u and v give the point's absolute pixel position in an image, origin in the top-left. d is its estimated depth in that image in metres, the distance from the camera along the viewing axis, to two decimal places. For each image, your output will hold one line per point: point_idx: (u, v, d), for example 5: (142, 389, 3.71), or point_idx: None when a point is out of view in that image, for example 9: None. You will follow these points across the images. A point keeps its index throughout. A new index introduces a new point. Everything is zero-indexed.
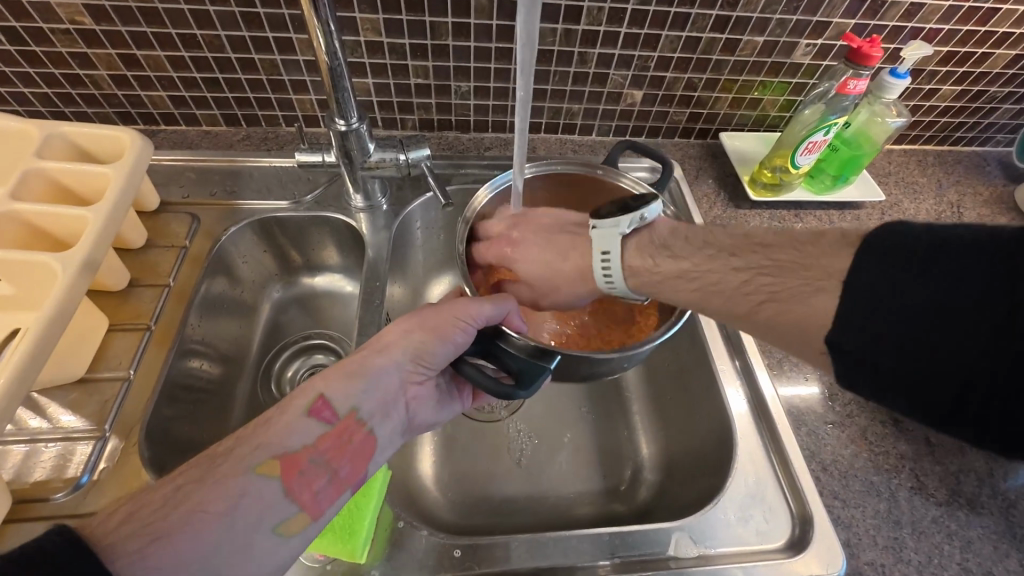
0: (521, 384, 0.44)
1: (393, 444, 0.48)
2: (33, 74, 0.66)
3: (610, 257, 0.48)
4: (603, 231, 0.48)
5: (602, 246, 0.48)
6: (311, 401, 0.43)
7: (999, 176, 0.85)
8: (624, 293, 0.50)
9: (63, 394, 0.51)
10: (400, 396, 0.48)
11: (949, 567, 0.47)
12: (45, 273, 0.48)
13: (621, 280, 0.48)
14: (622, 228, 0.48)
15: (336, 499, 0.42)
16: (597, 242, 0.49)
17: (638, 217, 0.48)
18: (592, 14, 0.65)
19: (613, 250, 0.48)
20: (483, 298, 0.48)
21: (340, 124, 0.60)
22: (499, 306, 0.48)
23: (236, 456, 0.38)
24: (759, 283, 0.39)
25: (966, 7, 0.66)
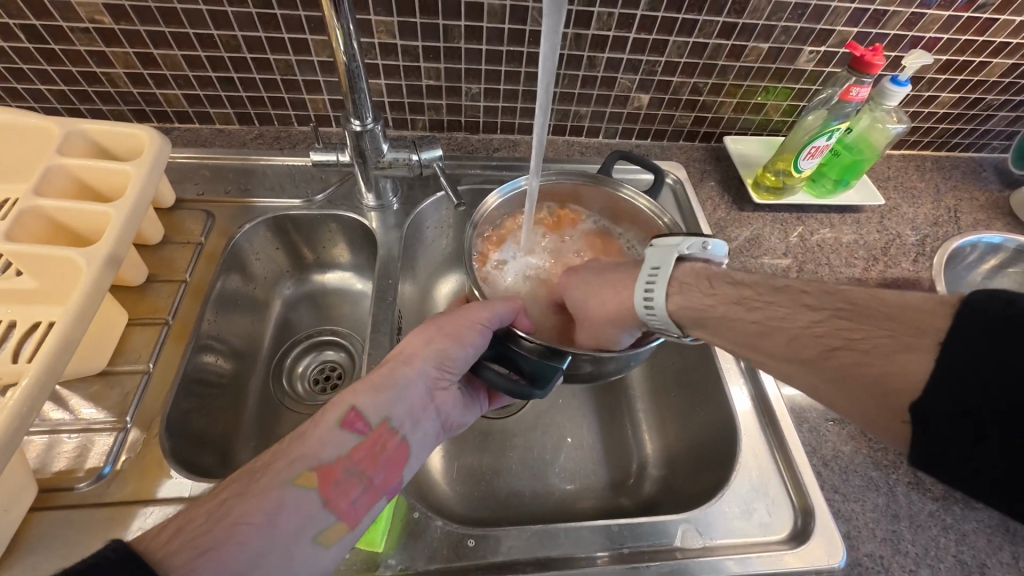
0: (538, 383, 0.46)
1: (425, 450, 0.49)
2: (51, 71, 0.67)
3: (658, 274, 0.48)
4: (659, 250, 0.49)
5: (656, 262, 0.49)
6: (343, 413, 0.44)
7: (994, 182, 0.87)
8: (662, 323, 0.47)
9: (84, 386, 0.52)
10: (428, 404, 0.49)
11: (944, 559, 0.49)
12: (70, 267, 0.49)
13: (662, 304, 0.46)
14: (682, 250, 0.48)
15: (372, 507, 0.43)
16: (652, 257, 0.49)
17: (700, 244, 0.48)
18: (602, 20, 0.66)
19: (664, 267, 0.48)
20: (491, 301, 0.50)
21: (355, 125, 0.61)
22: (506, 308, 0.50)
23: (275, 470, 0.39)
24: (832, 325, 0.38)
25: (965, 17, 0.68)
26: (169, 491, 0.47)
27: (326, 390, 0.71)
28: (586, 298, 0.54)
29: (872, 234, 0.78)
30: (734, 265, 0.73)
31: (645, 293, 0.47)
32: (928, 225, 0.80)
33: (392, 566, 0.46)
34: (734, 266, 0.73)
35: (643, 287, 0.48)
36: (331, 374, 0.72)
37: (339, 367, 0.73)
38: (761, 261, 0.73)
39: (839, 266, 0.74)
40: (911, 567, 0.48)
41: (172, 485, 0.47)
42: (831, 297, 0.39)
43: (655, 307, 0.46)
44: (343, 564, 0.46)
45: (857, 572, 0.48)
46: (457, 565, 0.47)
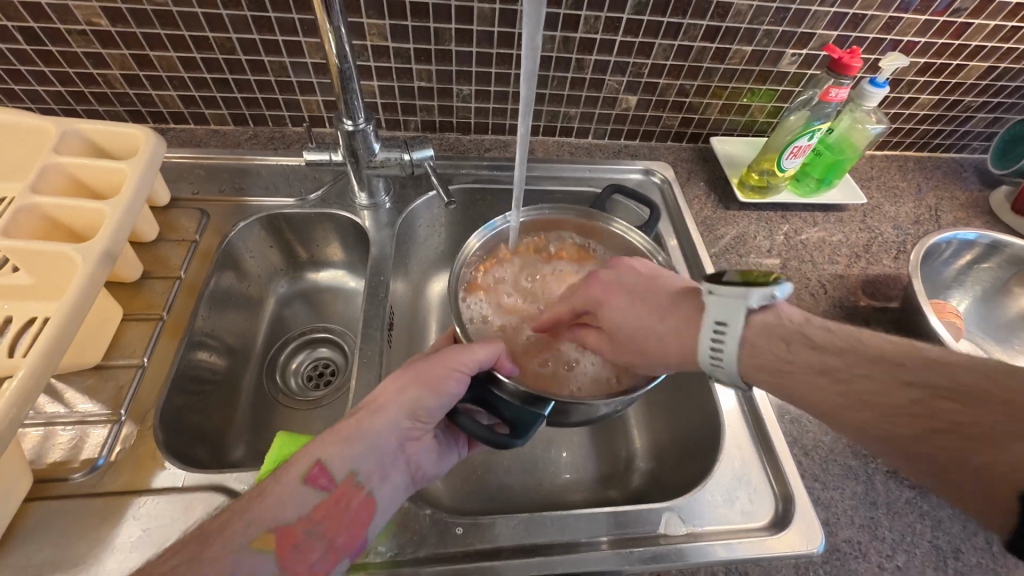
0: (516, 432, 0.46)
1: (395, 504, 0.47)
2: (48, 73, 0.68)
3: (728, 331, 0.41)
4: (722, 300, 0.41)
5: (720, 314, 0.41)
6: (307, 468, 0.42)
7: (975, 182, 0.89)
8: (731, 379, 0.42)
9: (79, 380, 0.53)
10: (400, 455, 0.46)
11: (920, 544, 0.50)
12: (66, 263, 0.50)
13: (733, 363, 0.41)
14: (751, 304, 0.40)
15: (333, 567, 0.42)
16: (715, 309, 0.42)
17: (768, 294, 0.41)
18: (588, 23, 0.68)
19: (734, 323, 0.41)
20: (473, 345, 0.48)
21: (348, 124, 0.62)
22: (487, 353, 0.47)
23: (229, 535, 0.37)
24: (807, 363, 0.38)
25: (941, 21, 0.70)
26: (163, 482, 0.48)
27: (318, 386, 0.72)
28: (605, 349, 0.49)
29: (854, 231, 0.80)
30: (720, 263, 0.74)
31: (709, 351, 0.42)
32: (910, 223, 0.82)
33: (382, 552, 0.47)
34: (720, 263, 0.74)
35: (710, 346, 0.41)
36: (325, 370, 0.73)
37: (333, 364, 0.74)
38: (747, 259, 0.75)
39: (822, 264, 0.76)
40: (887, 552, 0.50)
41: (167, 476, 0.48)
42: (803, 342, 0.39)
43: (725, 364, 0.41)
44: None
45: (835, 557, 0.49)
46: (446, 552, 0.48)
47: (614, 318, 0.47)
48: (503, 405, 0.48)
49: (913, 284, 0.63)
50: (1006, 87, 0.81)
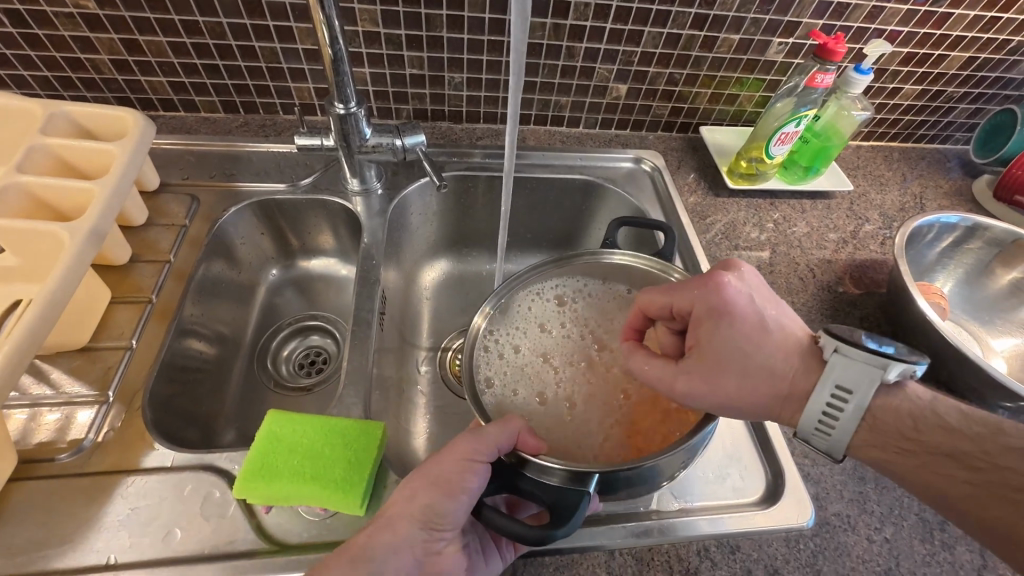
0: (561, 518, 0.39)
1: None
2: (34, 57, 0.67)
3: (850, 398, 0.43)
4: (848, 366, 0.43)
5: (847, 380, 0.43)
6: None
7: (958, 171, 0.91)
8: (829, 445, 0.45)
9: (66, 361, 0.52)
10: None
11: (907, 518, 0.51)
12: (53, 242, 0.49)
13: (841, 433, 0.44)
14: (888, 376, 0.42)
15: None
16: (841, 375, 0.43)
17: (904, 371, 0.42)
18: (579, 10, 0.69)
19: (860, 392, 0.43)
20: (484, 429, 0.43)
21: (339, 108, 0.62)
22: (502, 435, 0.43)
23: None
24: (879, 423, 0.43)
25: (922, 12, 0.71)
26: (152, 462, 0.47)
27: (310, 373, 0.72)
28: (708, 387, 0.44)
29: (841, 218, 0.82)
30: (710, 249, 0.75)
31: (823, 411, 0.44)
32: (895, 211, 0.84)
33: None
34: (710, 249, 0.75)
35: (823, 410, 0.44)
36: (316, 358, 0.73)
37: (325, 352, 0.74)
38: (737, 245, 0.76)
39: (810, 249, 0.77)
40: (876, 525, 0.50)
41: (157, 456, 0.48)
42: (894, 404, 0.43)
43: (830, 431, 0.44)
44: (326, 529, 0.45)
45: (825, 531, 0.50)
46: None
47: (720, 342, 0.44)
48: (538, 488, 0.41)
49: (899, 265, 0.64)
50: (986, 77, 0.82)
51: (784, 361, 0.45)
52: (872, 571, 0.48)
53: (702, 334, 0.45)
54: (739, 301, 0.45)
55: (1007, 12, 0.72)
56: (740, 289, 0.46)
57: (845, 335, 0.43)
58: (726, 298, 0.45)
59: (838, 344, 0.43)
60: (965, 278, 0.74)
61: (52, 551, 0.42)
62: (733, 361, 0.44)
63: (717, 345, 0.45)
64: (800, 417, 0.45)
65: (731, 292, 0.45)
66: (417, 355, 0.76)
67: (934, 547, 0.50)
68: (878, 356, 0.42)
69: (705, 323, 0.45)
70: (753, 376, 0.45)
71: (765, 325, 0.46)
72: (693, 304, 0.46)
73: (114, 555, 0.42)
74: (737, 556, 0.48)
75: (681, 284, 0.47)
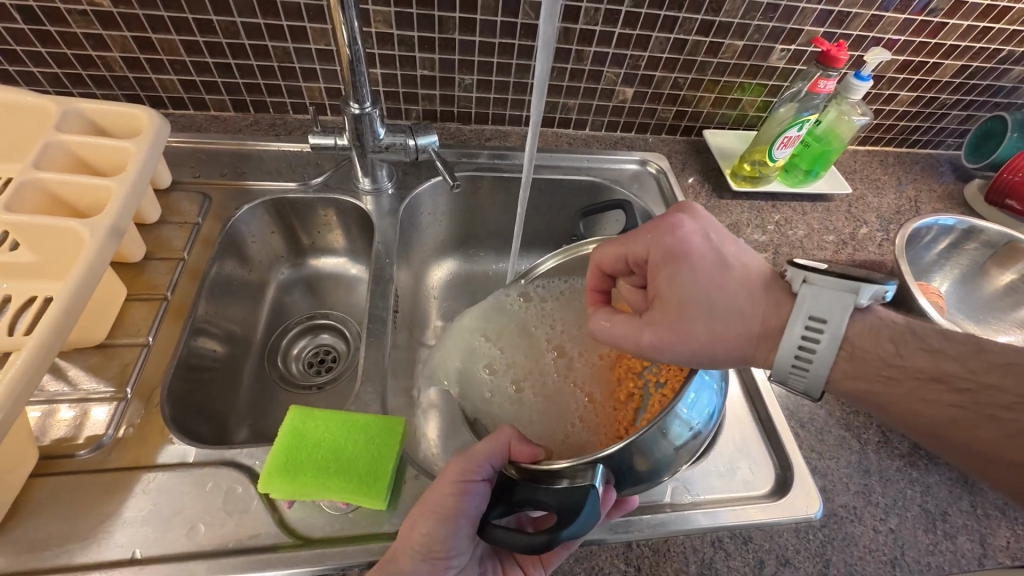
0: (566, 519, 0.37)
1: None
2: (45, 54, 0.67)
3: (825, 327, 0.43)
4: (819, 297, 0.43)
5: (820, 310, 0.43)
6: None
7: (950, 176, 0.94)
8: (808, 382, 0.44)
9: (82, 358, 0.52)
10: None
11: (911, 508, 0.53)
12: (71, 238, 0.49)
13: (818, 369, 0.43)
14: (860, 300, 0.42)
15: None
16: (814, 304, 0.43)
17: (875, 294, 0.42)
18: (589, 14, 0.70)
19: (834, 319, 0.42)
20: (472, 449, 0.43)
21: (354, 108, 0.63)
22: (492, 453, 0.43)
23: None
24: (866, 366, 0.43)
25: (918, 21, 0.74)
26: (171, 458, 0.47)
27: (320, 371, 0.72)
28: (676, 332, 0.44)
29: (840, 220, 0.84)
30: None
31: (799, 347, 0.43)
32: (892, 214, 0.86)
33: (395, 523, 0.46)
34: None
35: (799, 347, 0.43)
36: (326, 357, 0.73)
37: (335, 351, 0.74)
38: None
39: (811, 251, 0.79)
40: (881, 516, 0.52)
41: (175, 452, 0.48)
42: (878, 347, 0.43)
43: (808, 369, 0.43)
44: (348, 523, 0.46)
45: (833, 522, 0.52)
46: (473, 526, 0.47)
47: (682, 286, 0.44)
48: (535, 492, 0.40)
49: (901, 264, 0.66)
50: (978, 85, 0.85)
51: (753, 298, 0.44)
52: (878, 560, 0.50)
53: (661, 279, 0.46)
54: (693, 242, 0.46)
55: (999, 22, 0.75)
56: (695, 231, 0.47)
57: (811, 265, 0.43)
58: (678, 240, 0.46)
59: (806, 275, 0.43)
60: (962, 278, 0.77)
61: (76, 546, 0.42)
62: (697, 302, 0.44)
63: (676, 285, 0.45)
64: (776, 358, 0.44)
65: (683, 233, 0.46)
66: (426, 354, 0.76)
67: (937, 536, 0.52)
68: (848, 280, 0.42)
69: (661, 267, 0.46)
70: (724, 318, 0.44)
71: (724, 263, 0.45)
72: (649, 251, 0.47)
73: (139, 550, 0.43)
74: (749, 547, 0.49)
75: (635, 233, 0.49)
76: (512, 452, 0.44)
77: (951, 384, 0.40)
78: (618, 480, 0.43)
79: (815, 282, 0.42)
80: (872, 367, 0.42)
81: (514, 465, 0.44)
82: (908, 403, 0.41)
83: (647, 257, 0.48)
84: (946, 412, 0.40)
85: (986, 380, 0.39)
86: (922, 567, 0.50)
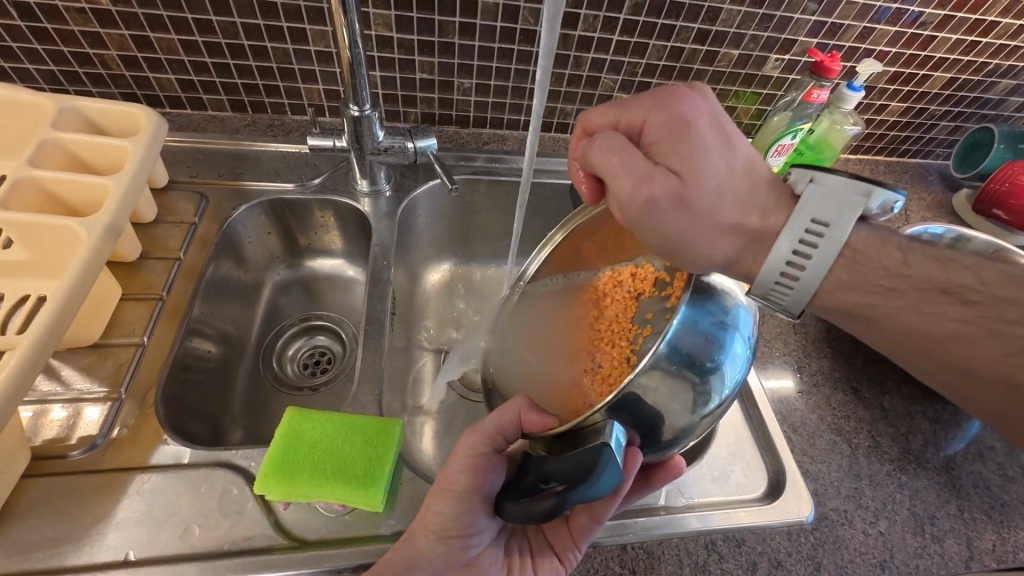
0: (579, 483, 0.36)
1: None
2: (41, 51, 0.66)
3: (826, 232, 0.38)
4: (822, 199, 0.38)
5: (824, 213, 0.38)
6: None
7: (939, 185, 0.95)
8: (790, 299, 0.41)
9: (76, 358, 0.52)
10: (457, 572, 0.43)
11: (900, 512, 0.54)
12: (67, 237, 0.49)
13: (802, 285, 0.40)
14: (869, 206, 0.38)
15: None
16: (818, 204, 0.38)
17: (885, 205, 0.38)
18: (588, 21, 0.71)
19: (839, 224, 0.38)
20: (491, 415, 0.46)
21: (354, 110, 0.63)
22: (507, 419, 0.45)
23: None
24: (880, 283, 0.40)
25: (909, 34, 0.76)
26: (164, 459, 0.47)
27: (316, 373, 0.72)
28: (681, 213, 0.39)
29: None
30: None
31: (792, 253, 0.39)
32: None
33: (391, 525, 0.46)
34: None
35: (789, 257, 0.40)
36: (322, 358, 0.73)
37: (330, 352, 0.74)
38: None
39: None
40: (871, 519, 0.53)
41: (168, 452, 0.47)
42: (891, 267, 0.40)
43: (792, 284, 0.40)
44: (344, 525, 0.45)
45: (824, 525, 0.52)
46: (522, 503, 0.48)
47: (689, 160, 0.39)
48: (545, 467, 0.39)
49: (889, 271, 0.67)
50: (966, 97, 0.87)
51: (750, 187, 0.40)
52: (868, 562, 0.50)
53: (664, 150, 0.40)
54: (698, 111, 0.40)
55: (986, 37, 0.77)
56: (702, 102, 0.41)
57: (822, 166, 0.39)
58: (683, 108, 0.40)
59: (813, 175, 0.39)
60: None
61: (68, 548, 0.42)
62: (696, 176, 0.39)
63: (681, 158, 0.39)
64: (763, 268, 0.40)
65: (689, 101, 0.41)
66: (422, 356, 0.76)
67: (925, 540, 0.52)
68: (861, 183, 0.37)
69: (663, 138, 0.40)
70: (716, 201, 0.39)
71: (731, 140, 0.41)
72: (647, 119, 0.41)
73: (132, 551, 0.43)
74: (742, 549, 0.50)
75: (634, 99, 0.42)
76: (524, 421, 0.45)
77: (960, 296, 0.40)
78: (644, 442, 0.41)
79: (820, 187, 0.38)
80: (872, 278, 0.40)
81: (540, 442, 0.44)
82: (910, 314, 0.41)
83: (645, 125, 0.41)
84: (949, 325, 0.40)
85: (998, 293, 0.40)
86: (910, 570, 0.50)
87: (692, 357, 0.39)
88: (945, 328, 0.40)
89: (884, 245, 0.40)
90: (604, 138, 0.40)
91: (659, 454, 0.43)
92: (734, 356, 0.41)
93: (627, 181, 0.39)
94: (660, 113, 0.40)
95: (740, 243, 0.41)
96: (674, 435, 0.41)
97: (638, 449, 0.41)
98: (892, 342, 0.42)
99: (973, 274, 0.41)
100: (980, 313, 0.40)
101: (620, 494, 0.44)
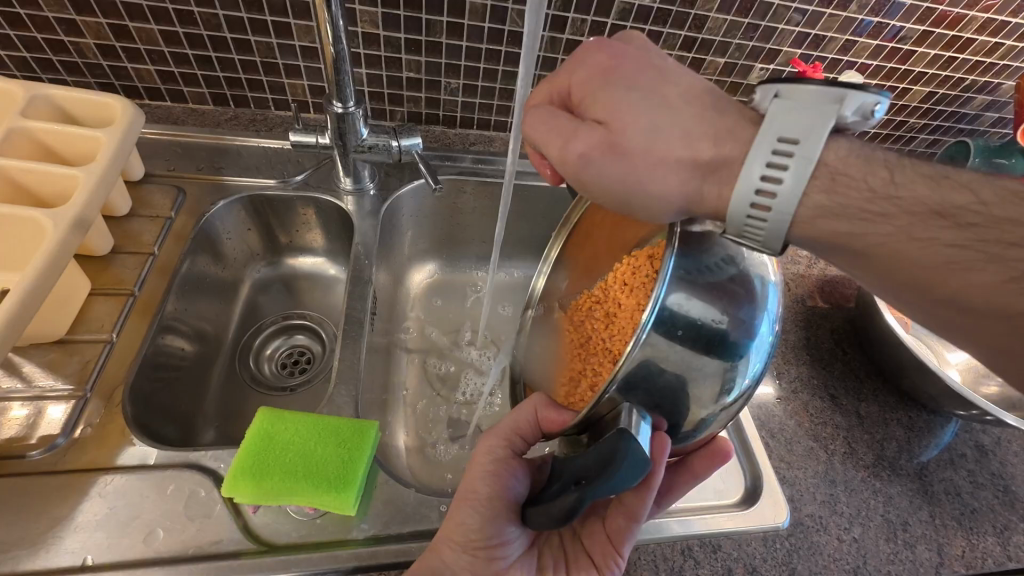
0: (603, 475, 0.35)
1: None
2: (13, 37, 0.65)
3: (795, 150, 0.34)
4: (787, 114, 0.35)
5: (792, 129, 0.35)
6: None
7: None
8: (768, 233, 0.37)
9: (39, 354, 0.50)
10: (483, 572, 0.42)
11: (873, 518, 0.54)
12: (33, 228, 0.48)
13: (779, 215, 0.36)
14: (844, 114, 0.35)
15: None
16: (785, 119, 0.35)
17: (861, 109, 0.34)
18: (575, 25, 0.71)
19: (808, 139, 0.34)
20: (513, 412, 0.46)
21: (337, 107, 0.63)
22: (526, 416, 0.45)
23: None
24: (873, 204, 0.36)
25: (889, 48, 0.77)
26: (130, 459, 0.46)
27: (293, 373, 0.70)
28: (622, 156, 0.37)
29: None
30: None
31: (762, 179, 0.35)
32: None
33: (364, 530, 0.45)
34: None
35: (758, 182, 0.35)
36: (301, 358, 0.72)
37: (309, 352, 0.73)
38: None
39: None
40: (846, 525, 0.53)
41: (134, 452, 0.46)
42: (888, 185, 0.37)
43: (767, 216, 0.36)
44: (315, 529, 0.44)
45: (800, 531, 0.53)
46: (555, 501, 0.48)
47: (618, 104, 0.38)
48: (566, 465, 0.38)
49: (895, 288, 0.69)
50: (943, 111, 0.89)
51: (691, 117, 0.38)
52: (843, 569, 0.51)
53: (592, 100, 0.39)
54: (619, 57, 0.40)
55: (963, 53, 0.79)
56: (623, 47, 0.41)
57: (789, 77, 0.36)
58: (601, 57, 0.40)
59: (778, 89, 0.36)
60: None
61: (23, 552, 0.41)
62: (628, 117, 0.37)
63: (610, 102, 0.38)
64: (731, 199, 0.36)
65: (608, 50, 0.40)
66: (405, 357, 0.75)
67: (897, 546, 0.53)
68: (831, 87, 0.34)
69: (589, 90, 0.39)
70: (652, 138, 0.37)
71: (663, 74, 0.39)
72: (570, 77, 0.41)
73: (90, 556, 0.41)
74: (718, 555, 0.50)
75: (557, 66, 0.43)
76: (541, 419, 0.46)
77: (959, 219, 0.37)
78: (667, 422, 0.41)
79: (782, 102, 0.35)
80: (856, 200, 0.36)
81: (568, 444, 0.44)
82: (902, 240, 0.36)
83: (570, 85, 0.41)
84: (944, 252, 0.36)
85: (996, 214, 0.36)
86: None
87: (712, 336, 0.38)
88: (940, 256, 0.36)
89: (870, 163, 0.37)
90: (532, 109, 0.41)
91: (682, 440, 0.43)
92: (761, 341, 0.40)
93: (557, 140, 0.39)
94: (580, 71, 0.40)
95: (694, 175, 0.37)
96: (695, 424, 0.42)
97: (666, 434, 0.41)
98: (883, 277, 0.38)
99: (971, 194, 0.37)
100: (976, 236, 0.36)
101: (653, 486, 0.42)
